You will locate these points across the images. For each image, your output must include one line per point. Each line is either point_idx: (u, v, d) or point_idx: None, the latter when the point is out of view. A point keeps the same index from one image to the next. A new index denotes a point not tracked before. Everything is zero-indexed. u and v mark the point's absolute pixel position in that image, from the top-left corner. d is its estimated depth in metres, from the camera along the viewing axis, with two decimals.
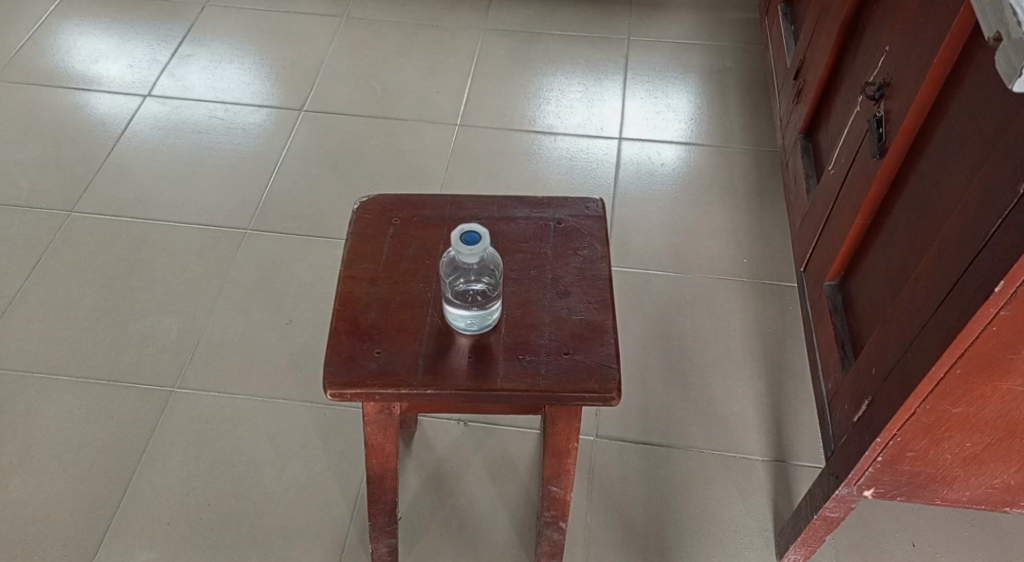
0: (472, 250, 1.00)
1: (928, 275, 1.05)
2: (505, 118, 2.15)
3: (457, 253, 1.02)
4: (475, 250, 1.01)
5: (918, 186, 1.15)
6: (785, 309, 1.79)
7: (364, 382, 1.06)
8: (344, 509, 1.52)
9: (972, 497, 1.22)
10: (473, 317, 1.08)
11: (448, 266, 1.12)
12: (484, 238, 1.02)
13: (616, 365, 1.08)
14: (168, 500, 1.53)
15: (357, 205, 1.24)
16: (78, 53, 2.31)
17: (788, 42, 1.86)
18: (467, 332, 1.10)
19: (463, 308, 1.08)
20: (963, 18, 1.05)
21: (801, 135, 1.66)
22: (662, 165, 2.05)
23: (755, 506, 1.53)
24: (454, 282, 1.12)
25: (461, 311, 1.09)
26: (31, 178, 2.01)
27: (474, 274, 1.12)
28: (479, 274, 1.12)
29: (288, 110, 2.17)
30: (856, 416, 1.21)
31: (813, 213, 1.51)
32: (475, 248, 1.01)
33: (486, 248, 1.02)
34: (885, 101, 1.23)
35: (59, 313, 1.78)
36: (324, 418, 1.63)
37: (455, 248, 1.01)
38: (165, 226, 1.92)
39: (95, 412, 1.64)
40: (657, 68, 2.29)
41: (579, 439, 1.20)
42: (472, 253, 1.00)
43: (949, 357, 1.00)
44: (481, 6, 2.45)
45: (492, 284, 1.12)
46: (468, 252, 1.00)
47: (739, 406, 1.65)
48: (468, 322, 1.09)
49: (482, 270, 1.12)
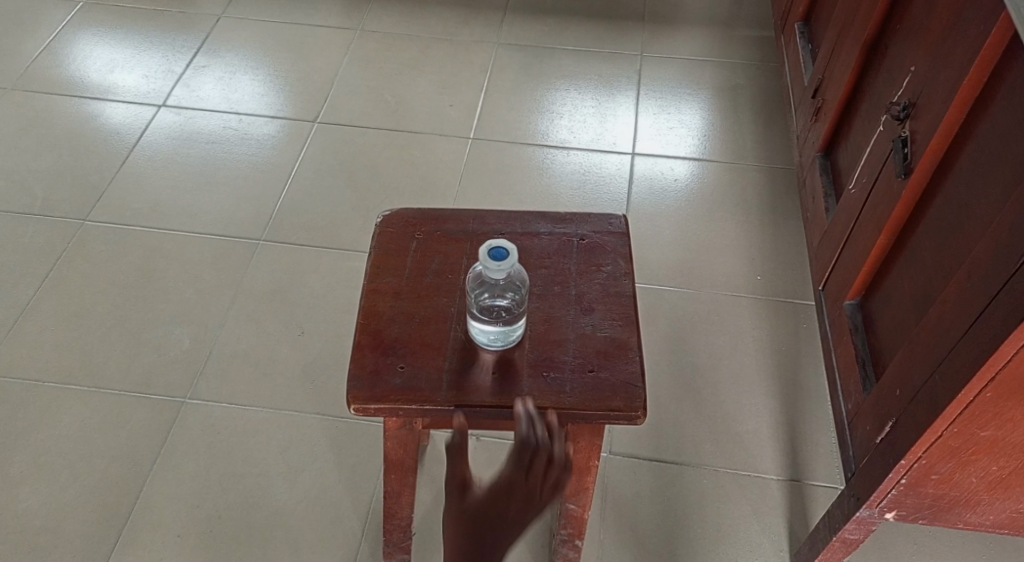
0: (499, 266, 1.00)
1: (957, 297, 1.04)
2: (518, 131, 2.15)
3: (484, 269, 1.01)
4: (503, 265, 1.00)
5: (945, 208, 1.15)
6: (799, 327, 1.79)
7: (388, 397, 1.05)
8: (355, 524, 1.51)
9: (995, 520, 1.22)
10: (499, 333, 1.08)
11: (474, 280, 1.11)
12: (511, 253, 1.01)
13: (641, 384, 1.07)
14: (179, 511, 1.52)
15: (380, 219, 1.23)
16: (93, 63, 2.31)
17: (806, 61, 1.86)
18: (490, 348, 1.09)
19: (492, 323, 1.08)
20: (993, 40, 1.05)
21: (819, 153, 1.66)
22: (675, 181, 2.05)
23: (770, 526, 1.52)
24: (480, 296, 1.10)
25: (488, 326, 1.08)
26: (45, 185, 2.01)
27: (500, 289, 1.11)
28: (506, 288, 1.11)
29: (301, 122, 2.17)
30: (879, 437, 1.20)
31: (833, 231, 1.50)
32: (503, 263, 1.00)
33: (514, 263, 1.01)
34: (909, 121, 1.22)
35: (72, 321, 1.77)
36: (336, 431, 1.62)
37: (483, 264, 1.00)
38: (178, 236, 1.92)
39: (107, 422, 1.63)
40: (670, 84, 2.29)
41: (599, 457, 1.19)
42: (500, 269, 1.00)
43: (980, 381, 1.00)
44: (494, 21, 2.45)
45: (520, 298, 1.11)
46: (495, 267, 1.00)
47: (754, 424, 1.64)
48: (494, 337, 1.08)
49: (509, 285, 1.11)
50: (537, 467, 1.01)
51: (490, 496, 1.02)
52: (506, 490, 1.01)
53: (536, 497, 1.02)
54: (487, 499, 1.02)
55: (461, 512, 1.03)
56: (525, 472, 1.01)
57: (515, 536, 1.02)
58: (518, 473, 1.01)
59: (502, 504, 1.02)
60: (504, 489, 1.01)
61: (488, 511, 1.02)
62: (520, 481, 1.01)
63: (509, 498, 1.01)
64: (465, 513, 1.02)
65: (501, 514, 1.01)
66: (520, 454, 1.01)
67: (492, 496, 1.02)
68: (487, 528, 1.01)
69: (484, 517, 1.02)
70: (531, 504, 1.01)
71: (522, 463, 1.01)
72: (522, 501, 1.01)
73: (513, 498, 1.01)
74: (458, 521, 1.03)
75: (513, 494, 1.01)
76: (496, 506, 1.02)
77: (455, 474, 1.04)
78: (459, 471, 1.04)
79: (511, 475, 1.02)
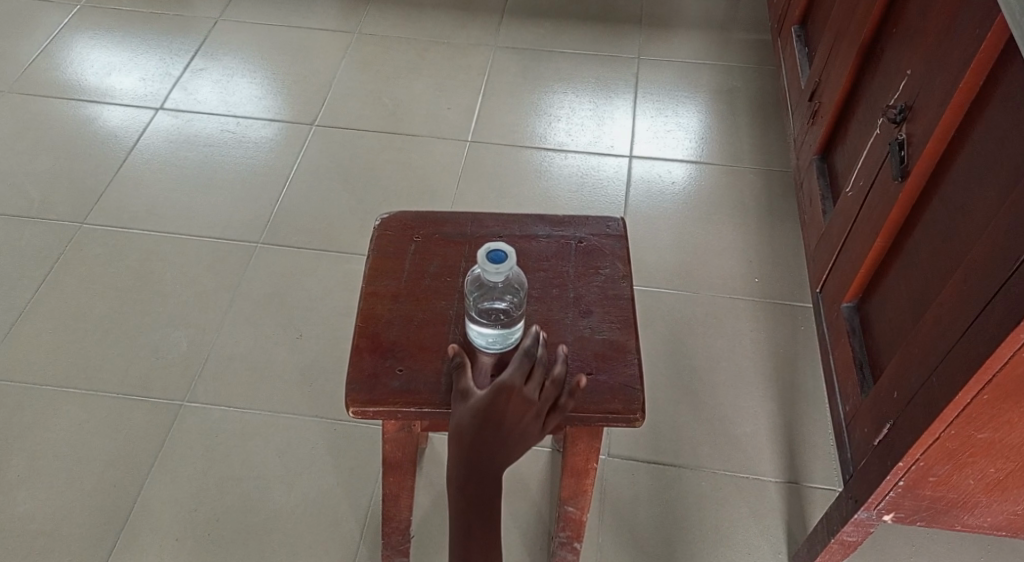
0: (498, 269, 1.00)
1: (954, 298, 1.05)
2: (516, 134, 2.15)
3: (483, 272, 1.01)
4: (502, 269, 1.00)
5: (942, 210, 1.15)
6: (797, 329, 1.79)
7: (387, 400, 1.06)
8: (353, 527, 1.51)
9: (993, 522, 1.22)
10: (497, 336, 1.08)
11: (471, 283, 1.10)
12: (510, 256, 1.01)
13: (639, 387, 1.07)
14: (176, 515, 1.52)
15: (378, 221, 1.23)
16: (90, 66, 2.31)
17: (803, 64, 1.86)
18: (488, 351, 1.08)
19: (491, 326, 1.08)
20: (990, 43, 1.06)
21: (816, 156, 1.66)
22: (672, 183, 2.05)
23: (768, 528, 1.52)
24: (478, 298, 1.10)
25: (486, 330, 1.08)
26: (42, 189, 2.01)
27: (498, 292, 1.10)
28: (504, 291, 1.10)
29: (299, 125, 2.17)
30: (876, 439, 1.20)
31: (830, 233, 1.50)
32: (502, 267, 1.00)
33: (513, 266, 1.01)
34: (906, 124, 1.22)
35: (69, 325, 1.77)
36: (334, 434, 1.62)
37: (481, 267, 1.00)
38: (175, 239, 1.92)
39: (104, 425, 1.63)
40: (667, 87, 2.29)
41: (598, 459, 1.19)
42: (499, 272, 1.00)
43: (976, 384, 1.00)
44: (491, 24, 2.46)
45: (518, 301, 1.11)
46: (494, 270, 0.99)
47: (751, 427, 1.64)
48: (491, 340, 1.08)
49: (506, 287, 1.10)
50: (537, 376, 1.04)
51: (492, 392, 1.02)
52: (508, 388, 1.01)
53: (535, 402, 1.02)
54: (488, 397, 1.01)
55: (461, 413, 1.01)
56: (525, 378, 1.03)
57: (513, 444, 1.01)
58: (520, 375, 1.03)
59: (503, 397, 1.01)
60: (506, 388, 1.02)
61: (490, 409, 1.01)
62: (521, 383, 1.02)
63: (511, 395, 1.01)
64: (465, 415, 1.01)
65: (502, 414, 1.01)
66: (521, 361, 1.04)
67: (494, 393, 1.01)
68: (489, 429, 1.00)
69: (486, 415, 1.01)
70: (531, 409, 1.02)
71: (523, 367, 1.03)
72: (522, 404, 1.02)
73: (514, 398, 1.02)
74: (459, 418, 1.02)
75: (515, 394, 1.02)
76: (498, 403, 1.01)
77: (457, 384, 1.04)
78: (461, 381, 1.04)
79: (513, 377, 1.02)
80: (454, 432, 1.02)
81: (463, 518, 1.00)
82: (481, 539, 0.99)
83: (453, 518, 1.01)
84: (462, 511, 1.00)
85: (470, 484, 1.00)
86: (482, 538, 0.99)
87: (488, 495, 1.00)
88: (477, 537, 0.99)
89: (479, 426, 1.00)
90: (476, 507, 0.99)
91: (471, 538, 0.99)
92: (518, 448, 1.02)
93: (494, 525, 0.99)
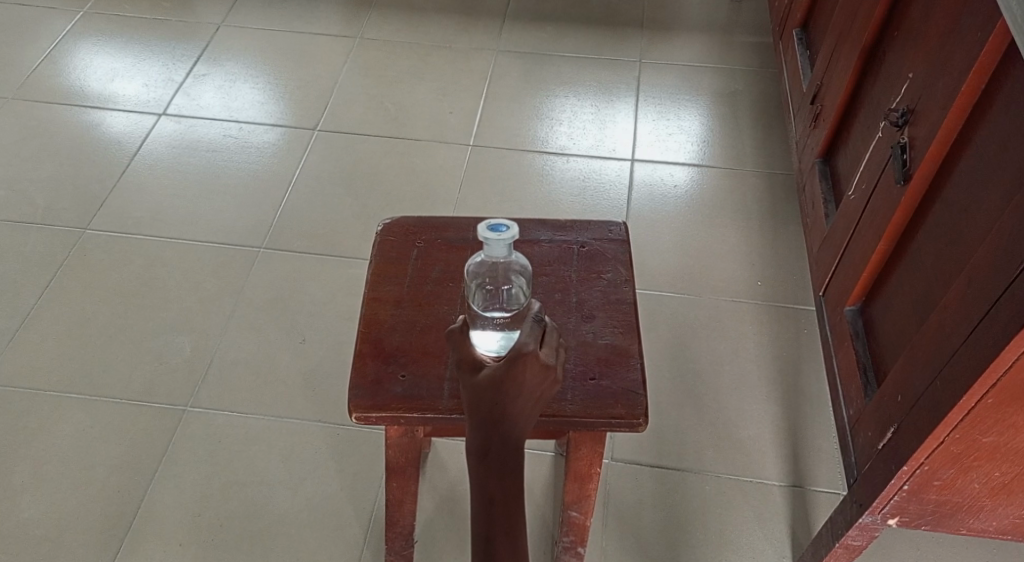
0: (500, 237, 0.95)
1: (959, 301, 1.04)
2: (518, 138, 2.15)
3: (484, 246, 0.97)
4: (504, 237, 0.96)
5: (945, 212, 1.15)
6: (800, 332, 1.79)
7: (391, 406, 1.05)
8: (357, 532, 1.51)
9: (999, 526, 1.22)
10: (504, 338, 1.04)
11: (472, 271, 1.09)
12: (511, 227, 0.97)
13: (643, 391, 1.07)
14: (180, 520, 1.52)
15: (381, 227, 1.24)
16: (93, 72, 2.31)
17: (804, 67, 1.86)
18: (494, 353, 1.03)
19: (496, 325, 1.05)
20: (991, 47, 1.06)
21: (819, 160, 1.66)
22: (674, 186, 2.05)
23: (774, 533, 1.51)
24: (481, 289, 1.08)
25: (492, 331, 1.05)
26: (46, 194, 2.01)
27: (502, 278, 1.09)
28: (507, 277, 1.09)
29: (302, 130, 2.17)
30: (881, 443, 1.20)
31: (833, 237, 1.50)
32: (503, 234, 0.96)
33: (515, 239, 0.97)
34: (908, 127, 1.23)
35: (73, 330, 1.77)
36: (337, 438, 1.62)
37: (483, 239, 0.96)
38: (179, 244, 1.92)
39: (108, 430, 1.63)
40: (669, 90, 2.29)
41: (601, 464, 1.19)
42: (501, 242, 0.95)
43: (981, 387, 1.00)
44: (493, 29, 2.46)
45: (524, 289, 1.10)
46: (496, 238, 0.95)
47: (756, 430, 1.64)
48: (499, 343, 1.04)
49: (507, 272, 1.09)
50: (550, 342, 0.99)
51: (507, 359, 0.94)
52: (525, 354, 0.94)
53: (552, 367, 0.96)
54: (504, 363, 0.94)
55: (475, 383, 0.94)
56: (539, 344, 0.98)
57: (532, 411, 0.94)
58: (534, 341, 0.96)
59: (518, 365, 0.93)
60: (523, 354, 0.94)
61: (506, 375, 0.93)
62: (536, 348, 0.95)
63: (529, 361, 0.94)
64: (480, 384, 0.94)
65: (520, 380, 0.93)
66: (533, 328, 0.99)
67: (510, 359, 0.94)
68: (506, 396, 0.93)
69: (503, 382, 0.93)
70: (549, 374, 0.95)
71: (536, 333, 0.98)
72: (540, 369, 0.95)
73: (532, 363, 0.94)
74: (473, 388, 0.94)
75: (534, 359, 0.94)
76: (515, 369, 0.93)
77: (465, 357, 0.97)
78: (469, 353, 0.98)
79: (528, 343, 0.95)
80: (468, 403, 0.94)
81: (484, 485, 0.91)
82: (504, 510, 0.90)
83: (473, 489, 0.92)
84: (482, 482, 0.91)
85: (491, 454, 0.91)
86: (505, 508, 0.90)
87: (511, 462, 0.91)
88: (500, 507, 0.90)
89: (496, 394, 0.93)
90: (498, 475, 0.91)
91: (494, 511, 0.90)
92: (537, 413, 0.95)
93: (518, 493, 0.90)
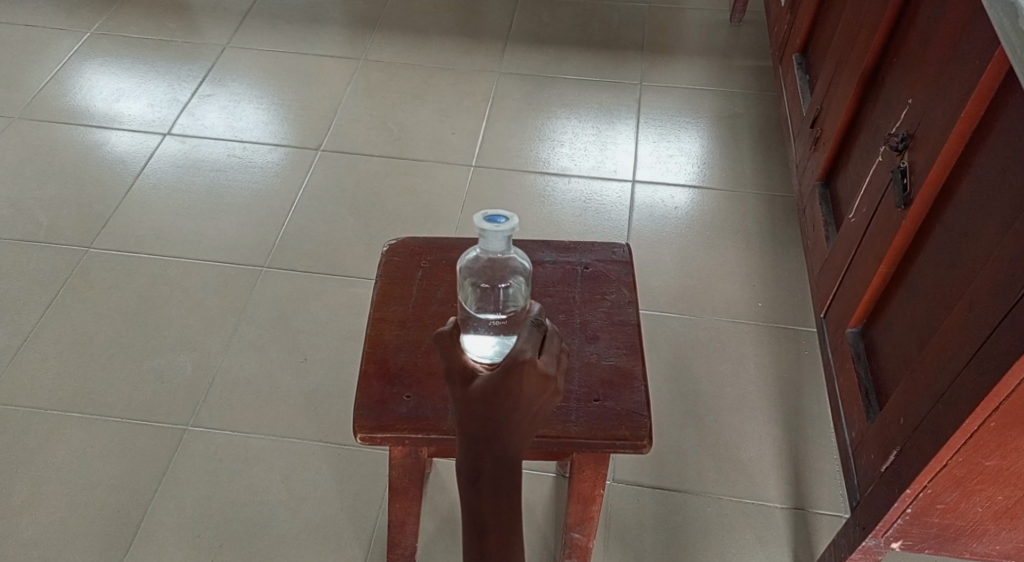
0: (498, 228, 0.92)
1: (961, 325, 1.05)
2: (519, 159, 2.17)
3: (482, 237, 0.93)
4: (503, 227, 0.92)
5: (945, 237, 1.16)
6: (801, 354, 1.79)
7: (396, 426, 1.05)
8: (358, 552, 1.50)
9: (1002, 550, 1.22)
10: (500, 344, 1.00)
11: (467, 268, 1.03)
12: (510, 217, 0.93)
13: (646, 413, 1.07)
14: (179, 541, 1.51)
15: (386, 247, 1.25)
16: (99, 92, 2.33)
17: (804, 90, 1.87)
18: (490, 360, 0.99)
19: (491, 329, 1.01)
20: (990, 74, 1.07)
21: (819, 182, 1.67)
22: (675, 208, 2.06)
23: (775, 555, 1.51)
24: (476, 287, 1.03)
25: (488, 337, 1.00)
26: (50, 214, 2.02)
27: (498, 276, 1.04)
28: (504, 275, 1.04)
29: (305, 149, 2.18)
30: (883, 466, 1.20)
31: (833, 259, 1.51)
32: (503, 225, 0.92)
33: (513, 230, 0.94)
34: (909, 152, 1.24)
35: (76, 349, 1.77)
36: (338, 458, 1.62)
37: (481, 230, 0.92)
38: (182, 263, 1.93)
39: (109, 450, 1.63)
40: (668, 112, 2.31)
41: (605, 485, 1.19)
42: (499, 232, 0.92)
43: (983, 411, 1.00)
44: (496, 51, 2.48)
45: (521, 289, 1.05)
46: (494, 230, 0.92)
47: (757, 452, 1.64)
48: (495, 350, 1.00)
49: (504, 270, 1.04)
50: (549, 349, 0.92)
51: (503, 368, 0.86)
52: (523, 363, 0.86)
53: (552, 377, 0.89)
54: (499, 372, 0.86)
55: (467, 396, 0.86)
56: (537, 350, 0.90)
57: (531, 427, 0.88)
58: (531, 348, 0.88)
59: (515, 377, 0.86)
60: (520, 362, 0.86)
61: (502, 387, 0.85)
62: (534, 355, 0.88)
63: (527, 370, 0.86)
64: (472, 398, 0.86)
65: (516, 391, 0.86)
66: (531, 334, 0.92)
67: (506, 368, 0.86)
68: (500, 410, 0.86)
69: (497, 395, 0.85)
70: (549, 384, 0.88)
71: (534, 339, 0.91)
72: (541, 378, 0.87)
73: (529, 373, 0.86)
74: (464, 404, 0.86)
75: (532, 368, 0.86)
76: (511, 380, 0.85)
77: (455, 364, 0.88)
78: (457, 359, 0.89)
79: (525, 349, 0.88)
80: (460, 418, 0.87)
81: (476, 509, 0.86)
82: (498, 537, 0.85)
83: (464, 513, 0.87)
84: (474, 507, 0.86)
85: (483, 476, 0.86)
86: (498, 534, 0.85)
87: (505, 486, 0.85)
88: (494, 533, 0.85)
89: (489, 408, 0.85)
90: (492, 498, 0.85)
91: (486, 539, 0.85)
92: (536, 427, 0.89)
93: (513, 518, 0.86)
